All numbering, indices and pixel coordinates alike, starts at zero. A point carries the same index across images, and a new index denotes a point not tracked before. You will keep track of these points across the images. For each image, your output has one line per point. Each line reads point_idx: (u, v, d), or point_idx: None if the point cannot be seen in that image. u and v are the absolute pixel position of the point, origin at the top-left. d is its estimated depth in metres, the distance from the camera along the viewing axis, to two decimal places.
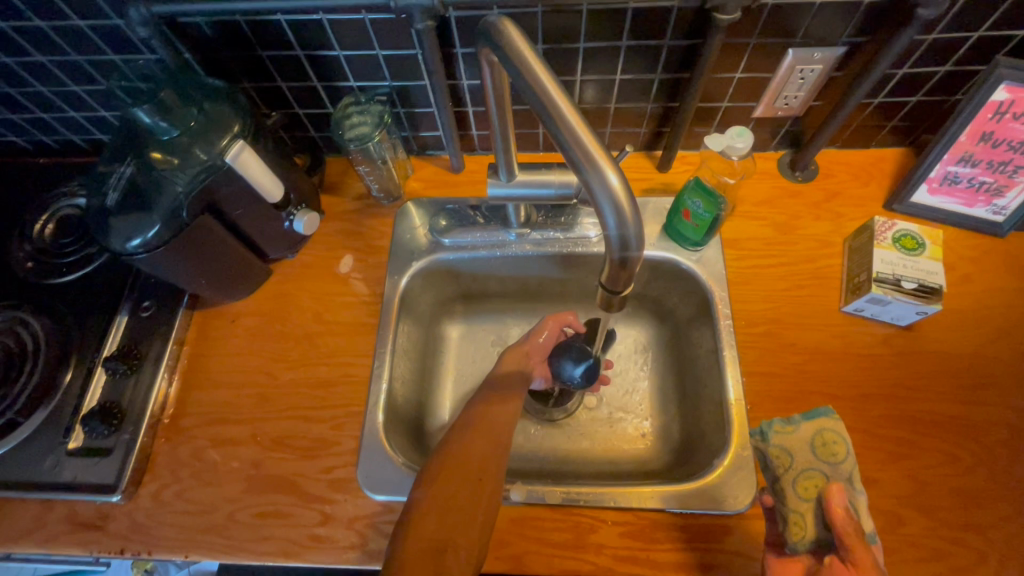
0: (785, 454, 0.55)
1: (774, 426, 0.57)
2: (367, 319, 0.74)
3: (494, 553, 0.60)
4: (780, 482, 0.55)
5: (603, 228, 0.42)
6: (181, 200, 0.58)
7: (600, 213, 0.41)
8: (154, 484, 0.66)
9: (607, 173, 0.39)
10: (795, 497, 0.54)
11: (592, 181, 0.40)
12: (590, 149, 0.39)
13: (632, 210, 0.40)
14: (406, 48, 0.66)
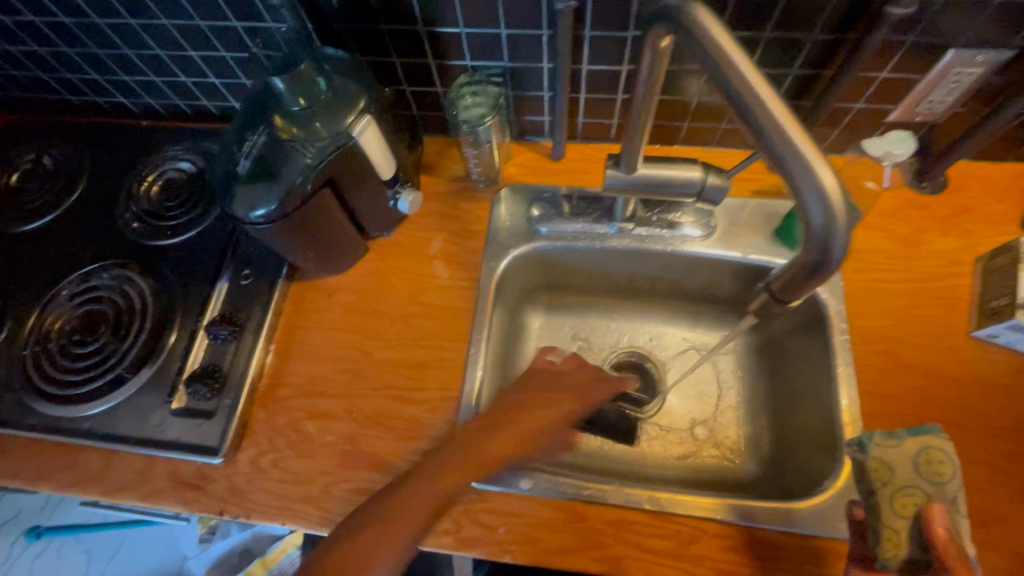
0: (885, 467, 0.53)
1: (875, 439, 0.55)
2: (462, 304, 0.74)
3: (590, 554, 0.59)
4: (876, 496, 0.53)
5: (806, 227, 0.39)
6: (307, 173, 0.57)
7: (805, 214, 0.39)
8: (252, 450, 0.67)
9: (816, 166, 0.38)
10: (890, 513, 0.52)
11: (799, 177, 0.38)
12: (798, 142, 0.38)
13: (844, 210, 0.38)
14: (532, 28, 0.63)
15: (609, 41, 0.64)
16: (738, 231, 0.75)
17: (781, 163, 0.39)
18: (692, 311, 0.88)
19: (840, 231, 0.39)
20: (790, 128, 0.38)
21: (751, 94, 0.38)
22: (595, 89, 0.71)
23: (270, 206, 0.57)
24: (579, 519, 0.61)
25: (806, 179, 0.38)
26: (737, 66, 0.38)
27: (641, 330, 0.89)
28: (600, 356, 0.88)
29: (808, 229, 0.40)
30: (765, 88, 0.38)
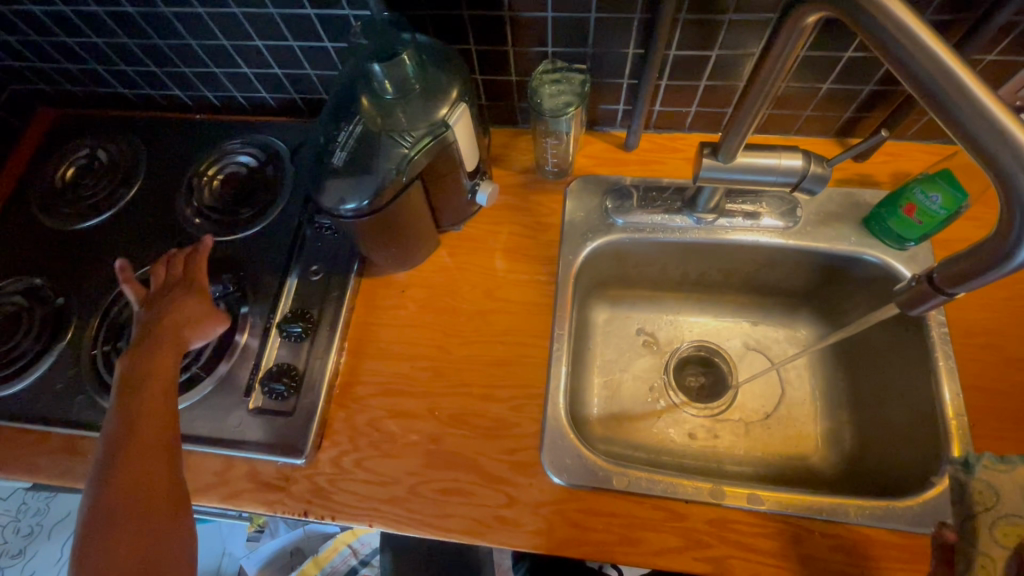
0: (990, 492, 0.50)
1: (984, 461, 0.52)
2: (541, 299, 0.72)
3: (692, 554, 0.58)
4: (974, 519, 0.50)
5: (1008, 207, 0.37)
6: (400, 166, 0.55)
7: (1008, 196, 0.36)
8: (333, 449, 0.66)
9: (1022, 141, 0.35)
10: (989, 540, 0.48)
11: (1001, 156, 0.36)
12: (998, 119, 0.35)
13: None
14: (623, 12, 0.61)
15: (702, 25, 0.62)
16: (825, 221, 0.73)
17: (978, 142, 0.36)
18: (762, 303, 0.86)
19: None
20: (989, 105, 0.35)
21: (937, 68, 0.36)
22: (678, 76, 0.69)
23: (363, 199, 0.55)
24: (679, 518, 0.59)
25: (1010, 158, 0.35)
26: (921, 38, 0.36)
27: (709, 323, 0.88)
28: (669, 350, 0.86)
29: (1009, 213, 0.37)
30: (959, 65, 0.35)
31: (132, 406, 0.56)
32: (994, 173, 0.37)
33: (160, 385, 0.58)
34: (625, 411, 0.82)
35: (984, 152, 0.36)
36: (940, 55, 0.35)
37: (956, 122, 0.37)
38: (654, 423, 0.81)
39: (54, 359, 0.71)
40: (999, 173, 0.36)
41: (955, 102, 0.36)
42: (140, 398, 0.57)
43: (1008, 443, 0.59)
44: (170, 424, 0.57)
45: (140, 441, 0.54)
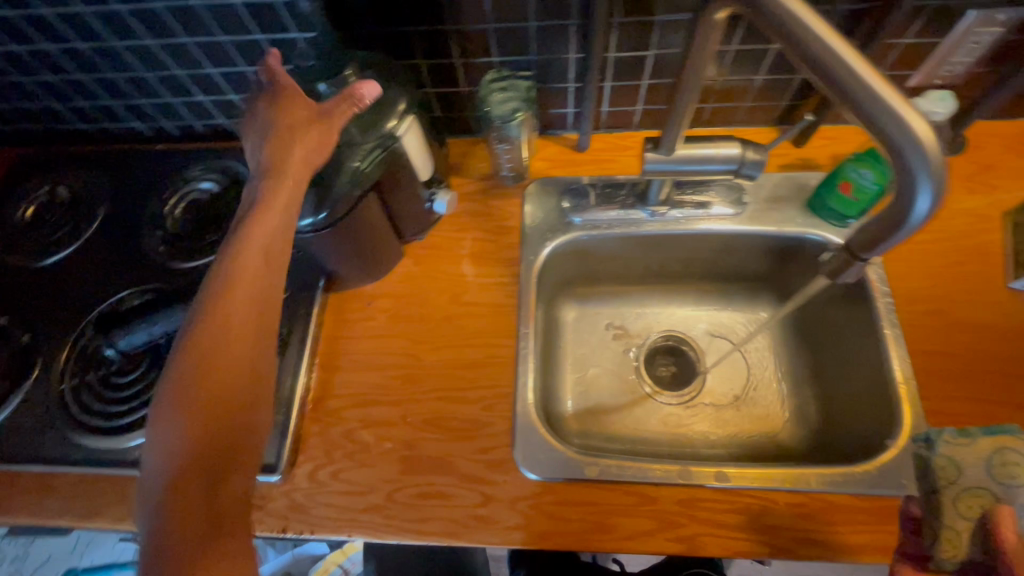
0: (952, 466, 0.50)
1: (946, 436, 0.52)
2: (505, 300, 0.74)
3: (665, 535, 0.59)
4: (938, 492, 0.50)
5: (901, 178, 0.39)
6: (353, 179, 0.57)
7: (901, 171, 0.39)
8: (309, 464, 0.66)
9: (902, 114, 0.37)
10: (952, 511, 0.48)
11: (888, 132, 0.37)
12: (885, 97, 0.37)
13: (942, 162, 0.37)
14: (560, 19, 0.64)
15: (635, 27, 0.65)
16: (775, 205, 0.76)
17: (867, 120, 0.38)
18: (724, 289, 0.89)
19: (937, 185, 0.38)
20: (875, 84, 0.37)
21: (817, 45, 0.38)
22: (620, 77, 0.72)
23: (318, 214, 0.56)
24: (650, 501, 0.61)
25: (897, 134, 0.37)
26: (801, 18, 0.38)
27: (675, 312, 0.90)
28: (638, 342, 0.88)
29: (901, 185, 0.39)
30: (841, 45, 0.37)
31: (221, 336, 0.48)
32: (887, 149, 0.39)
33: (243, 308, 0.49)
34: (599, 404, 0.84)
35: (875, 129, 0.38)
36: (826, 42, 0.38)
37: (849, 103, 0.38)
38: (628, 414, 0.83)
39: (22, 397, 0.70)
40: (889, 149, 0.38)
41: (844, 84, 0.38)
42: (214, 335, 0.48)
43: (954, 402, 0.62)
44: (255, 344, 0.50)
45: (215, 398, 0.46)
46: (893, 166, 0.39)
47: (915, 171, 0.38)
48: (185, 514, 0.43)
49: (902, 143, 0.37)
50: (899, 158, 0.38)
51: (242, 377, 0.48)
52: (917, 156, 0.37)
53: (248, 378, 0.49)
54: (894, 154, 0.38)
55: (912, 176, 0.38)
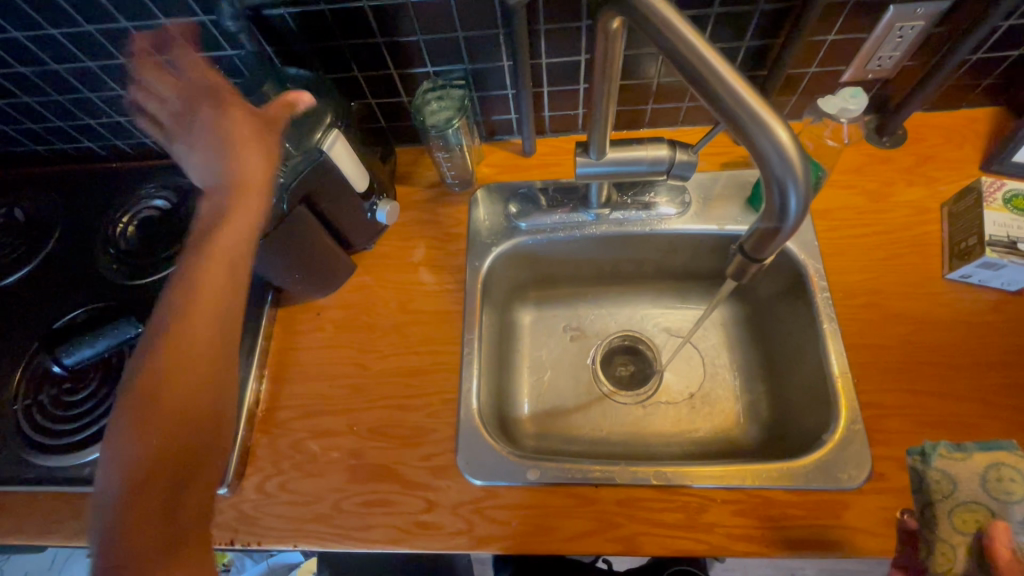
0: (948, 481, 0.48)
1: (940, 450, 0.50)
2: (452, 306, 0.75)
3: (604, 535, 0.60)
4: (932, 508, 0.48)
5: (768, 185, 0.39)
6: (280, 193, 0.58)
7: (769, 177, 0.39)
8: (257, 475, 0.67)
9: (773, 126, 0.38)
10: (948, 527, 0.47)
11: (756, 138, 0.38)
12: (751, 103, 0.38)
13: (805, 168, 0.38)
14: (488, 28, 0.65)
15: (563, 32, 0.65)
16: (716, 203, 0.78)
17: (737, 124, 0.39)
18: (679, 288, 0.89)
19: (803, 191, 0.39)
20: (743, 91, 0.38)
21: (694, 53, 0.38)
22: (556, 82, 0.73)
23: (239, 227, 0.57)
24: (589, 502, 0.61)
25: (766, 145, 0.38)
26: (677, 27, 0.38)
27: (632, 312, 0.90)
28: (595, 342, 0.89)
29: (770, 191, 0.40)
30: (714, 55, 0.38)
31: (177, 368, 0.48)
32: (754, 155, 0.39)
33: (204, 341, 0.49)
34: (556, 406, 0.84)
35: (744, 135, 0.39)
36: (701, 50, 0.38)
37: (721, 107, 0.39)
38: (585, 415, 0.83)
39: None
40: (757, 155, 0.39)
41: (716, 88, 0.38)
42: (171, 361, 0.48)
43: (890, 394, 0.62)
44: (209, 356, 0.49)
45: (172, 430, 0.46)
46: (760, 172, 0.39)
47: (782, 176, 0.39)
48: (138, 544, 0.43)
49: (767, 150, 0.38)
50: (767, 164, 0.39)
51: (199, 391, 0.48)
52: (783, 162, 0.38)
53: (201, 407, 0.48)
54: (761, 160, 0.39)
55: (778, 181, 0.39)
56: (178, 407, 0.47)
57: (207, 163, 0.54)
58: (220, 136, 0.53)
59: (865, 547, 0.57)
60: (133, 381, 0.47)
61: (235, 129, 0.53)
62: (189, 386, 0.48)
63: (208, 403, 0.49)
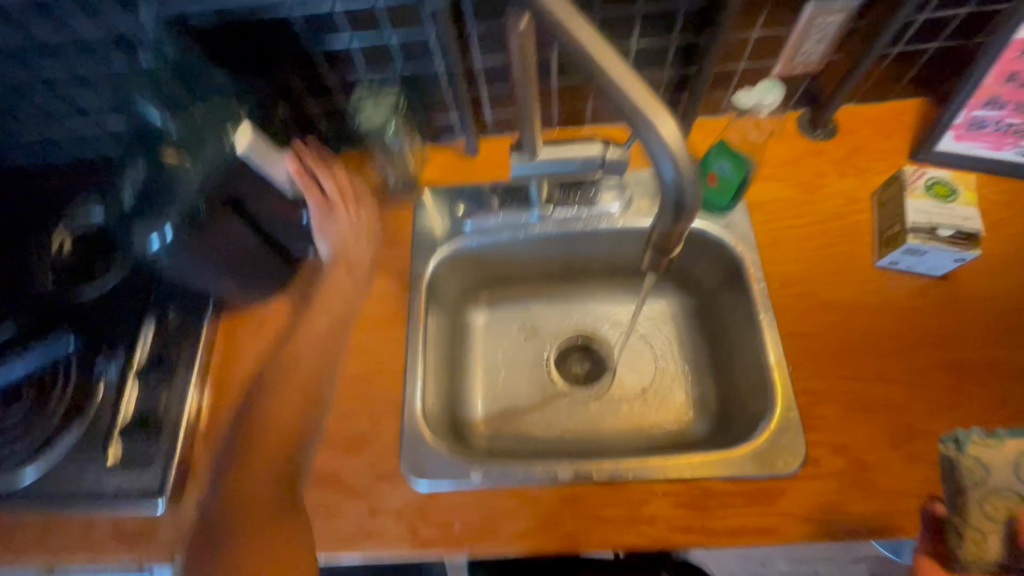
0: (980, 468, 0.45)
1: (972, 436, 0.47)
2: (396, 310, 0.74)
3: (547, 533, 0.60)
4: (963, 495, 0.46)
5: (659, 180, 0.42)
6: (195, 198, 0.56)
7: (658, 169, 0.41)
8: (199, 489, 0.65)
9: (658, 120, 0.39)
10: (980, 515, 0.45)
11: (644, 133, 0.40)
12: (639, 100, 0.39)
13: (689, 163, 0.40)
14: (417, 30, 0.65)
15: (493, 34, 0.66)
16: (657, 199, 0.79)
17: (627, 121, 0.40)
18: (630, 284, 0.90)
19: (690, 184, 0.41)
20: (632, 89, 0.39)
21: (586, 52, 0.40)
22: (492, 83, 0.73)
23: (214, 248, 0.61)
24: (532, 501, 0.62)
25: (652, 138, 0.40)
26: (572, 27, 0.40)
27: (585, 310, 0.91)
28: (549, 341, 0.89)
29: (662, 182, 0.42)
30: (605, 52, 0.39)
31: (290, 378, 0.67)
32: (645, 150, 0.41)
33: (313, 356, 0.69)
34: (510, 406, 0.84)
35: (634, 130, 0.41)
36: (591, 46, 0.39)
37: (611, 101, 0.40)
38: (539, 413, 0.83)
39: None
40: (647, 149, 0.41)
41: (606, 85, 0.39)
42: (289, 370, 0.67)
43: (823, 380, 0.64)
44: (316, 360, 0.69)
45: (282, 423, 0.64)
46: (651, 167, 0.41)
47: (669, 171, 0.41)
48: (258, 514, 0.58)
49: (655, 148, 0.39)
50: (657, 159, 0.41)
51: (303, 385, 0.67)
52: (670, 158, 0.40)
53: (303, 397, 0.66)
54: (650, 157, 0.41)
55: (666, 177, 0.41)
56: (284, 417, 0.64)
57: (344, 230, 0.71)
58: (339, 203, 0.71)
59: (799, 532, 0.58)
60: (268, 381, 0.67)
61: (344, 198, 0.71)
62: (298, 378, 0.67)
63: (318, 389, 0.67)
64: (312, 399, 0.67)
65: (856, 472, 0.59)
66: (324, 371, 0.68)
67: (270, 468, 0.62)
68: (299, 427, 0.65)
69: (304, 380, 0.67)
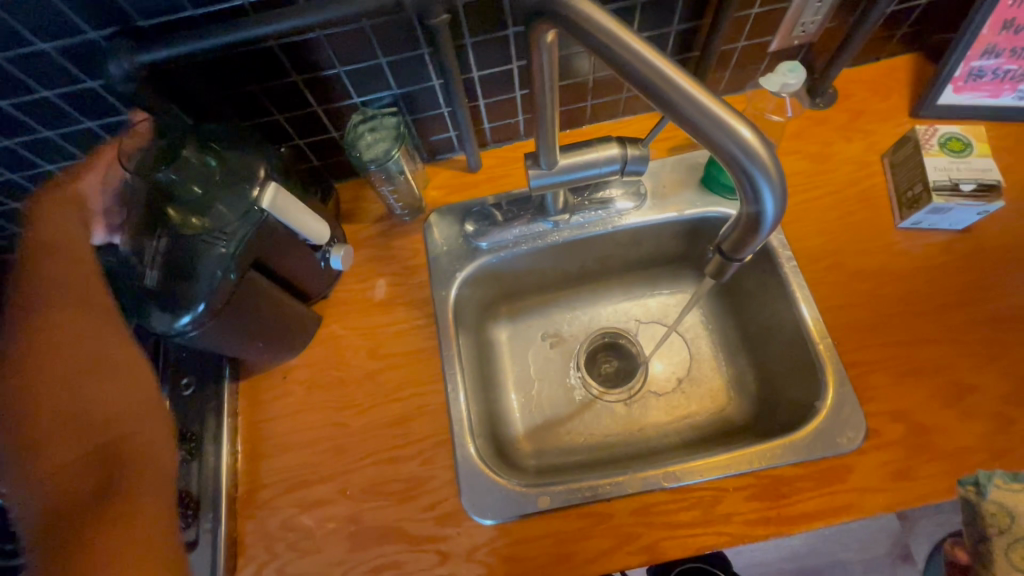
0: (1004, 513, 0.49)
1: (995, 481, 0.50)
2: (425, 343, 0.71)
3: (625, 549, 0.59)
4: (989, 543, 0.49)
5: (739, 180, 0.40)
6: (226, 262, 0.53)
7: (738, 175, 0.40)
8: (251, 565, 0.61)
9: (736, 126, 0.38)
10: (1006, 564, 0.48)
11: (721, 142, 0.38)
12: (712, 108, 0.37)
13: (774, 162, 0.38)
14: (411, 49, 0.61)
15: (490, 43, 0.63)
16: (668, 189, 0.77)
17: (700, 129, 0.38)
18: (647, 276, 0.89)
19: (776, 184, 0.39)
20: (703, 97, 0.38)
21: (644, 66, 0.38)
22: (491, 94, 0.70)
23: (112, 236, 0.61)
24: (605, 519, 0.60)
25: (730, 144, 0.38)
26: (625, 39, 0.38)
27: (606, 308, 0.89)
28: (575, 346, 0.87)
29: (742, 187, 0.40)
30: (665, 63, 0.38)
31: (319, 415, 0.68)
32: (720, 157, 0.40)
33: (339, 392, 0.69)
34: (549, 419, 0.82)
35: (706, 138, 0.39)
36: (649, 59, 0.37)
37: (678, 114, 0.39)
38: (579, 421, 0.81)
39: None
40: (724, 156, 0.39)
41: (673, 99, 0.38)
42: (323, 402, 0.69)
43: (869, 350, 0.64)
44: (349, 398, 0.69)
45: (315, 466, 0.66)
46: (730, 173, 0.40)
47: (752, 172, 0.39)
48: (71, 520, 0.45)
49: (734, 151, 0.38)
50: (736, 163, 0.39)
51: (335, 419, 0.68)
52: (750, 161, 0.38)
53: (332, 432, 0.67)
54: (727, 161, 0.39)
55: (746, 182, 0.40)
56: (319, 458, 0.66)
57: (288, 278, 0.65)
58: (295, 260, 0.63)
59: (874, 506, 0.58)
60: (303, 419, 0.68)
61: (300, 254, 0.64)
62: (329, 415, 0.68)
63: (349, 424, 0.68)
64: (344, 433, 0.67)
65: (918, 437, 0.60)
66: (353, 405, 0.68)
67: (311, 504, 0.64)
68: (334, 467, 0.65)
69: (333, 419, 0.68)
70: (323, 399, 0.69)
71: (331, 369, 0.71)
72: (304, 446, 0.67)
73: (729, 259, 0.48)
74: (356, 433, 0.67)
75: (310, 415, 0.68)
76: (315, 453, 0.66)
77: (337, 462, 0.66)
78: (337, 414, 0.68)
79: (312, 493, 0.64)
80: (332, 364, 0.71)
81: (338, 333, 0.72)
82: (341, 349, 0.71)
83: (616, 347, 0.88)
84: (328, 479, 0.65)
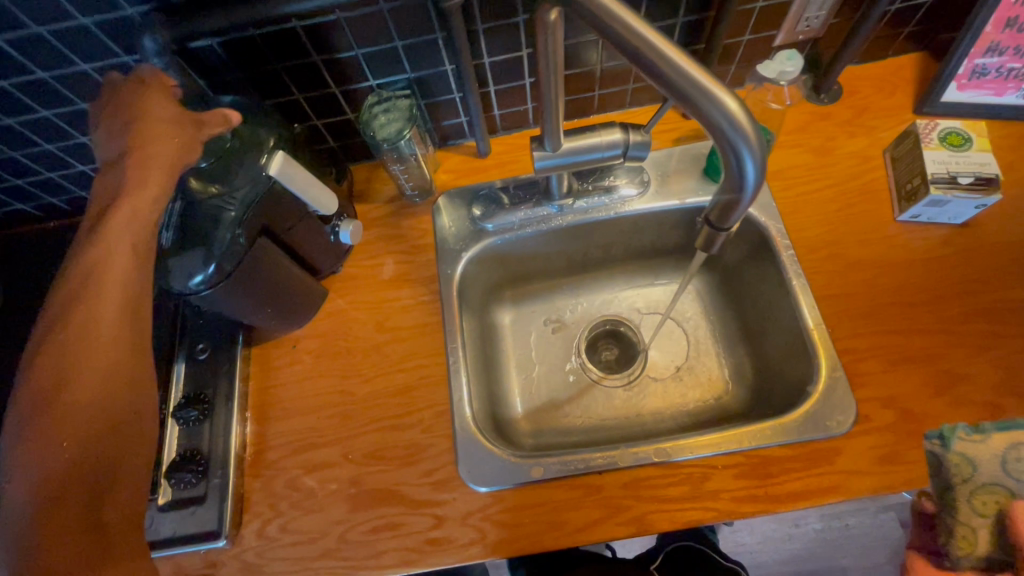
0: (966, 463, 0.49)
1: (958, 432, 0.51)
2: (429, 318, 0.74)
3: (614, 520, 0.60)
4: (953, 491, 0.50)
5: (723, 149, 0.42)
6: (237, 227, 0.56)
7: (722, 143, 0.42)
8: (256, 521, 0.64)
9: (720, 95, 0.40)
10: (968, 510, 0.49)
11: (707, 110, 0.41)
12: (697, 78, 0.40)
13: (755, 132, 0.41)
14: (425, 33, 0.64)
15: (501, 30, 0.65)
16: (671, 179, 0.79)
17: (687, 98, 0.40)
18: (650, 266, 0.91)
19: (756, 154, 0.41)
20: (690, 68, 0.40)
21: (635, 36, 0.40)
22: (501, 80, 0.73)
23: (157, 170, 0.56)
24: (595, 490, 0.62)
25: (714, 113, 0.40)
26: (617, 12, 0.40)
27: (609, 296, 0.91)
28: (576, 332, 0.89)
29: (726, 157, 0.43)
30: (655, 35, 0.40)
31: (326, 382, 0.71)
32: (706, 125, 0.42)
33: (346, 361, 0.72)
34: (548, 401, 0.84)
35: (692, 107, 0.41)
36: (638, 29, 0.40)
37: (667, 84, 0.41)
38: (577, 404, 0.83)
39: None
40: (709, 127, 0.41)
41: (662, 68, 0.40)
42: (330, 371, 0.72)
43: (863, 338, 0.65)
44: (353, 368, 0.72)
45: (320, 430, 0.68)
46: (715, 142, 0.42)
47: (734, 141, 0.41)
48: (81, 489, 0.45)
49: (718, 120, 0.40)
50: (721, 133, 0.41)
51: (341, 387, 0.71)
52: (734, 131, 0.41)
53: (337, 399, 0.70)
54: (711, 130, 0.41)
55: (730, 150, 0.42)
56: (325, 423, 0.69)
57: (299, 249, 0.68)
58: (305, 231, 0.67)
59: (860, 488, 0.59)
60: (311, 386, 0.71)
61: (309, 226, 0.67)
62: (336, 382, 0.71)
63: (353, 392, 0.70)
64: (349, 401, 0.70)
65: (907, 423, 0.61)
66: (359, 374, 0.71)
67: (315, 466, 0.67)
68: (338, 432, 0.68)
69: (339, 387, 0.71)
70: (331, 367, 0.72)
71: (339, 340, 0.73)
72: (311, 412, 0.70)
73: (715, 229, 0.50)
74: (360, 401, 0.70)
75: (317, 382, 0.71)
76: (321, 418, 0.69)
77: (342, 428, 0.68)
78: (343, 382, 0.71)
79: (317, 456, 0.67)
80: (341, 334, 0.74)
81: (347, 306, 0.75)
82: (350, 320, 0.74)
83: (617, 333, 0.89)
84: (332, 443, 0.68)
